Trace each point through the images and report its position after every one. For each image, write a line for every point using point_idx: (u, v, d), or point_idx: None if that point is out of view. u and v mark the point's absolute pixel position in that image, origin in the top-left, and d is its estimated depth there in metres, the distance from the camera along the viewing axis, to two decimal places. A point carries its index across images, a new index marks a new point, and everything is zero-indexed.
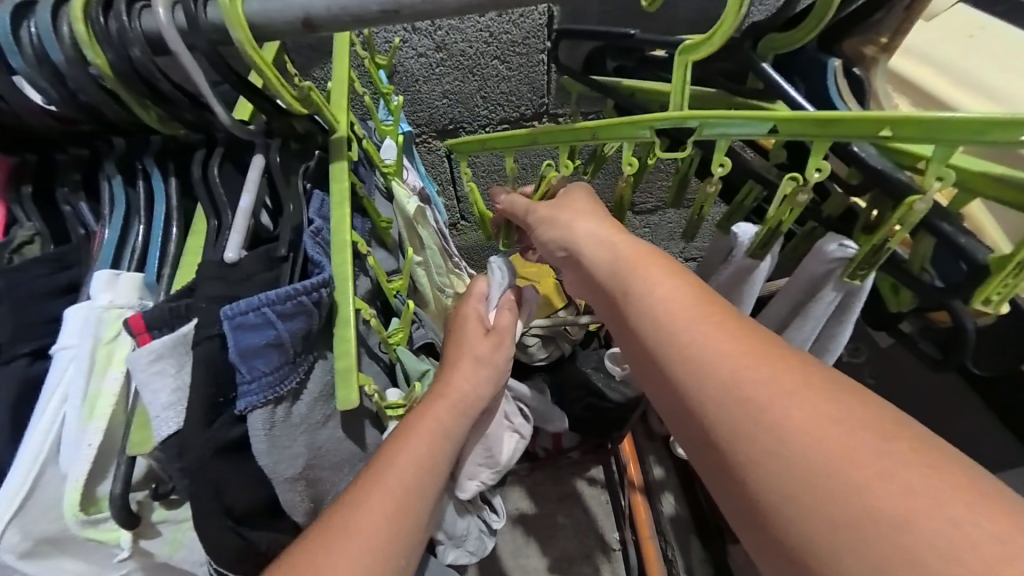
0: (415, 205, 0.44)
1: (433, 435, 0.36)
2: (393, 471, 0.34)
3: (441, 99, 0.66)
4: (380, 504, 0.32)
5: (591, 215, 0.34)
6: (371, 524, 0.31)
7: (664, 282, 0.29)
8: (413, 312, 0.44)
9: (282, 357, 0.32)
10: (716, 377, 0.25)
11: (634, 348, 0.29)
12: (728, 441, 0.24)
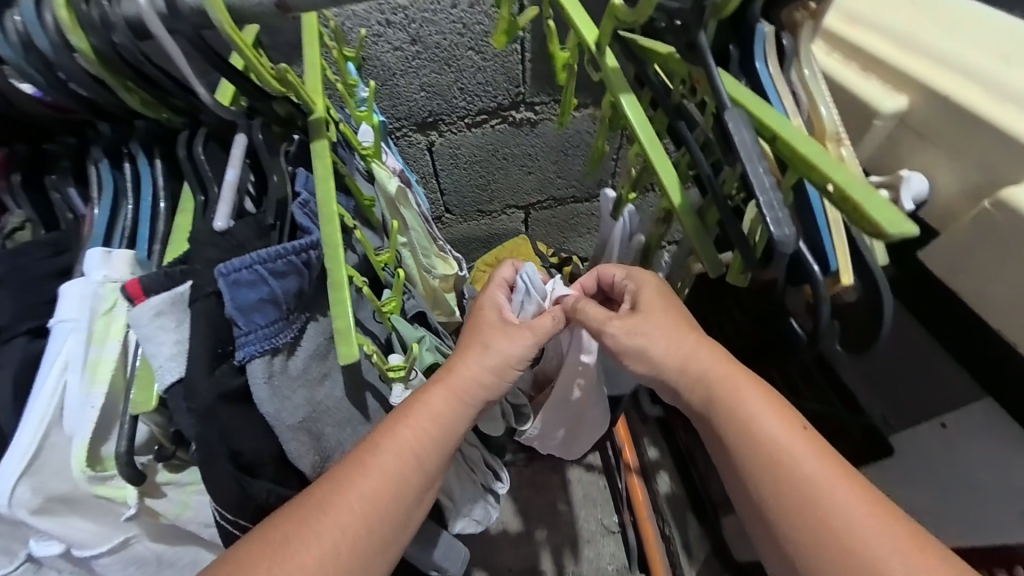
0: (397, 186, 0.52)
1: (426, 422, 0.36)
2: (385, 451, 0.34)
3: (419, 91, 0.93)
4: (366, 491, 0.33)
5: (669, 329, 0.42)
6: (351, 508, 0.32)
7: (758, 405, 0.37)
8: (404, 280, 0.45)
9: (278, 312, 0.30)
10: (796, 493, 0.34)
11: (730, 466, 0.37)
12: (799, 549, 0.33)
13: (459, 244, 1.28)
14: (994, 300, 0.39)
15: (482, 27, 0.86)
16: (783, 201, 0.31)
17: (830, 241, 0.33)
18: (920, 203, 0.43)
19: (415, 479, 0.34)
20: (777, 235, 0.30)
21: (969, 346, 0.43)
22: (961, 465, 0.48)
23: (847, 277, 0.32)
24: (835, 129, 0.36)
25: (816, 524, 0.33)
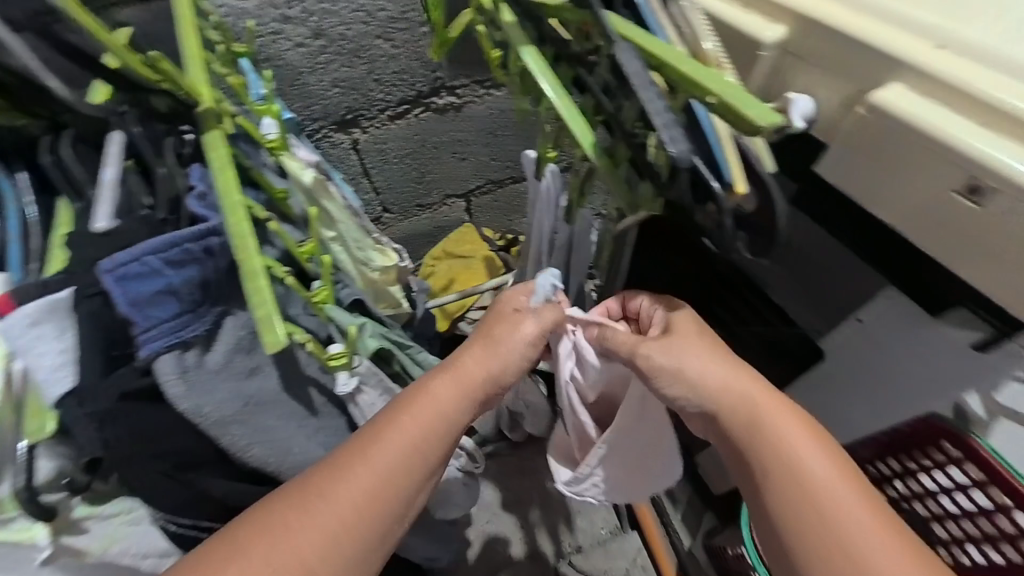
0: (312, 175, 0.50)
1: (425, 428, 0.39)
2: (384, 454, 0.37)
3: (332, 88, 0.89)
4: (362, 493, 0.35)
5: (709, 356, 0.45)
6: (352, 498, 0.35)
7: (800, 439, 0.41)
8: (332, 266, 0.42)
9: (182, 303, 0.32)
10: (826, 524, 0.38)
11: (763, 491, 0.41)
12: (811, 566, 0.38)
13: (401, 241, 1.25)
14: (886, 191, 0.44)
15: (386, 13, 0.84)
16: (674, 122, 0.34)
17: (722, 153, 0.36)
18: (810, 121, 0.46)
19: (411, 484, 0.37)
20: (672, 151, 0.33)
21: (875, 245, 0.48)
22: (878, 356, 0.54)
23: (741, 182, 0.35)
24: (718, 56, 0.39)
25: (834, 547, 0.38)
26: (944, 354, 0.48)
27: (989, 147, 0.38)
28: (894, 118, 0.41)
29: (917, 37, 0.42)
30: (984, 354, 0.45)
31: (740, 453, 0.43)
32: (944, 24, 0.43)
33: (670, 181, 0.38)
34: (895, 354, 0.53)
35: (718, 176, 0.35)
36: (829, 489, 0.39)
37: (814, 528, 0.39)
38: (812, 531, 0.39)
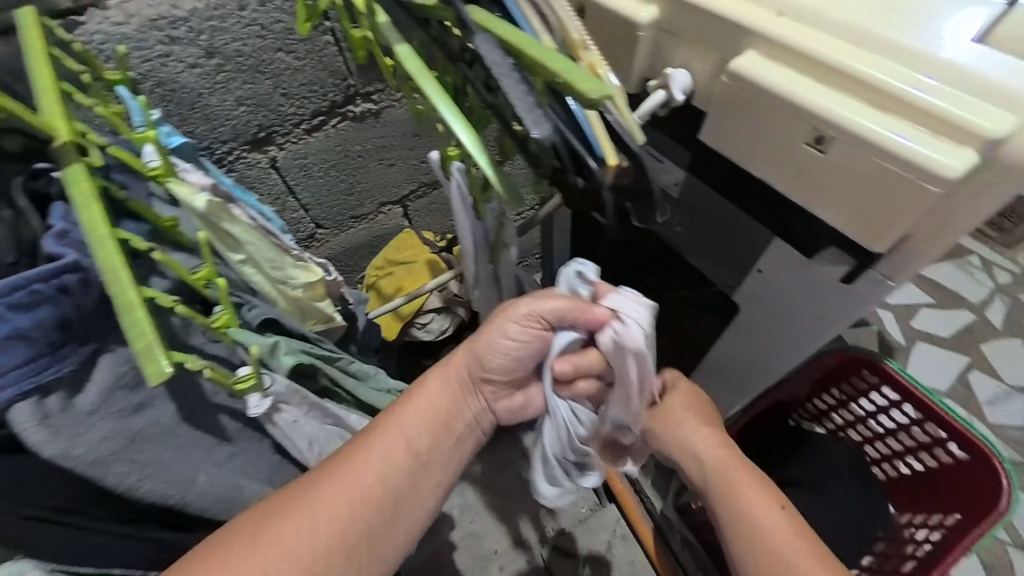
0: (205, 198, 0.48)
1: (424, 421, 0.53)
2: (386, 442, 0.51)
3: (238, 107, 0.86)
4: (373, 474, 0.49)
5: (690, 422, 0.63)
6: (328, 509, 0.46)
7: (756, 494, 0.55)
8: (229, 289, 0.41)
9: (32, 348, 0.34)
10: (766, 545, 0.51)
11: (729, 528, 0.55)
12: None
13: (340, 256, 1.22)
14: (757, 148, 0.49)
15: (283, 26, 0.81)
16: (540, 109, 0.35)
17: (593, 132, 0.38)
18: (688, 91, 0.54)
19: (410, 470, 0.51)
20: (537, 136, 0.35)
21: (757, 199, 0.55)
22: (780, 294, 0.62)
23: (614, 154, 0.38)
24: (583, 41, 0.42)
25: (769, 566, 0.50)
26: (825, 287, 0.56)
27: (832, 100, 0.42)
28: (754, 82, 0.46)
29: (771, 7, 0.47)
30: (848, 280, 0.53)
31: (710, 499, 0.58)
32: None
33: (553, 164, 0.39)
34: (790, 288, 0.60)
35: (592, 154, 0.38)
36: (763, 515, 0.53)
37: (751, 546, 0.52)
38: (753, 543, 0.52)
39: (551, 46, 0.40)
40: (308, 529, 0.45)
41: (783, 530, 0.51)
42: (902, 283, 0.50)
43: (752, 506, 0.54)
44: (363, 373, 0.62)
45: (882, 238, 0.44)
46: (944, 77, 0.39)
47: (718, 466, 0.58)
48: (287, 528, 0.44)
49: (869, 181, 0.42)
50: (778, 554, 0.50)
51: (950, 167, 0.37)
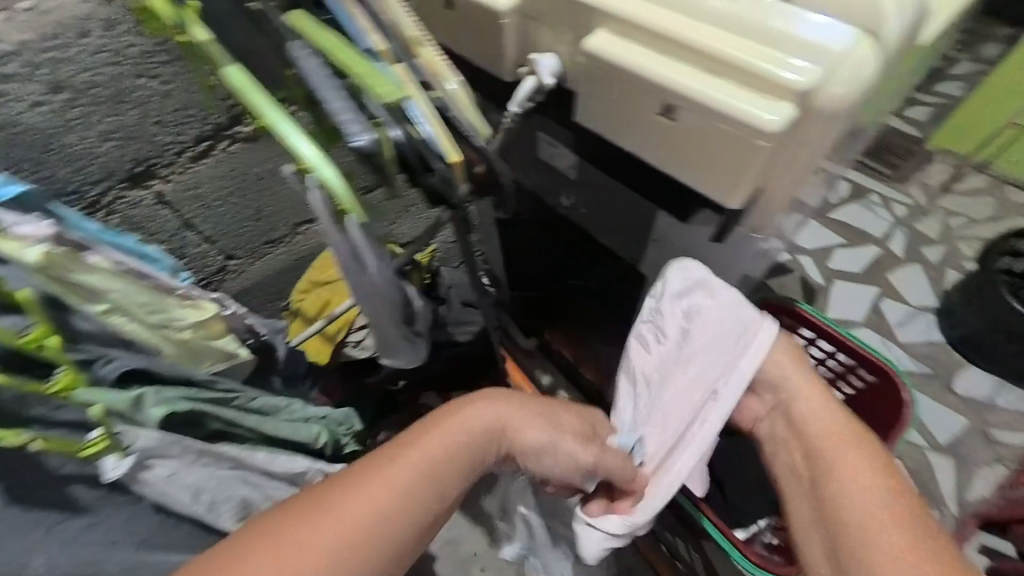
0: (41, 250, 0.46)
1: (455, 437, 0.52)
2: (408, 465, 0.47)
3: (105, 142, 0.79)
4: (399, 489, 0.45)
5: (806, 381, 0.65)
6: (326, 534, 0.40)
7: (856, 453, 0.57)
8: (63, 351, 0.45)
9: None
10: (856, 490, 0.54)
11: (820, 471, 0.58)
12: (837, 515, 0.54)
13: (251, 290, 1.11)
14: (623, 122, 0.51)
15: (138, 48, 0.74)
16: (363, 117, 0.39)
17: (423, 120, 0.39)
18: (556, 73, 0.56)
19: (435, 494, 0.47)
20: (361, 144, 0.38)
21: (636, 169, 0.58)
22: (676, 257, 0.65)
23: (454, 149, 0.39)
24: (419, 42, 0.43)
25: (851, 502, 0.54)
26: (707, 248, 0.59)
27: (668, 69, 0.44)
28: (606, 59, 0.48)
29: None
30: (719, 239, 0.57)
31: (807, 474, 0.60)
32: None
33: (402, 167, 0.41)
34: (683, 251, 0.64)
35: (428, 144, 0.38)
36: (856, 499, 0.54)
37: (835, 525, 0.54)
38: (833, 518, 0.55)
39: (382, 57, 0.41)
40: (318, 537, 0.40)
41: (875, 485, 0.54)
42: (765, 234, 0.54)
43: (856, 490, 0.54)
44: (272, 408, 0.65)
45: (733, 194, 0.46)
46: (762, 32, 0.41)
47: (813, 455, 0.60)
48: (298, 533, 0.40)
49: (710, 142, 0.44)
50: (865, 503, 0.53)
51: (766, 119, 0.39)
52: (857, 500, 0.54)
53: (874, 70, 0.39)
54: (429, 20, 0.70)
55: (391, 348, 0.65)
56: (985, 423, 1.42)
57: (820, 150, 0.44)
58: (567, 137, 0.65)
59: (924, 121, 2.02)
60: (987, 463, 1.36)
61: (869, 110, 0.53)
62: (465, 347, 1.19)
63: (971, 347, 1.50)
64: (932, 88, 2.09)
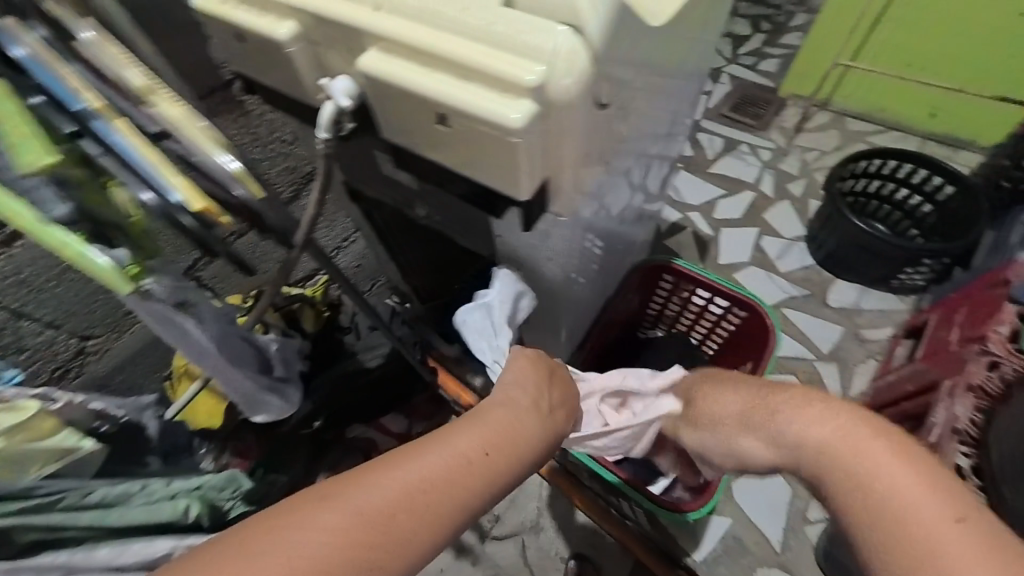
0: None
1: (483, 435, 0.57)
2: (412, 468, 0.50)
3: None
4: (431, 478, 0.50)
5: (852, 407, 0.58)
6: (318, 531, 0.44)
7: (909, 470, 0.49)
8: None
9: None
10: (896, 497, 0.47)
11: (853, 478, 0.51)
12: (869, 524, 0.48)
13: (123, 368, 1.02)
14: (413, 130, 0.53)
15: None
16: (62, 186, 0.44)
17: (156, 172, 0.44)
18: (354, 92, 0.57)
19: (463, 493, 0.51)
20: (61, 216, 0.44)
21: (449, 182, 0.61)
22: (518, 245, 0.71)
23: (198, 197, 0.44)
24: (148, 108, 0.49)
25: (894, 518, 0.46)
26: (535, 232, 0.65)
27: (430, 80, 0.46)
28: (379, 74, 0.49)
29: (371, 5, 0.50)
30: (526, 230, 0.61)
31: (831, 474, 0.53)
32: None
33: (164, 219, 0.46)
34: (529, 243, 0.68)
35: (168, 199, 0.43)
36: (906, 490, 0.47)
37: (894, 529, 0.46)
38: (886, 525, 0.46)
39: (104, 127, 0.45)
40: (356, 511, 0.45)
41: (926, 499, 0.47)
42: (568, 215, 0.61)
43: (899, 473, 0.49)
44: (121, 497, 0.74)
45: (516, 187, 0.50)
46: (496, 35, 0.43)
47: (843, 440, 0.54)
48: (321, 514, 0.45)
49: (482, 144, 0.47)
50: (908, 512, 0.46)
51: (510, 119, 0.42)
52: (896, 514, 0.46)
53: (595, 57, 0.42)
54: (236, 59, 0.69)
55: (254, 403, 0.83)
56: (856, 326, 1.64)
57: (581, 135, 0.48)
58: (389, 154, 0.66)
59: (775, 72, 2.25)
60: (862, 360, 1.58)
61: (637, 88, 0.60)
62: (377, 373, 1.17)
63: (836, 264, 1.71)
64: (775, 42, 2.34)
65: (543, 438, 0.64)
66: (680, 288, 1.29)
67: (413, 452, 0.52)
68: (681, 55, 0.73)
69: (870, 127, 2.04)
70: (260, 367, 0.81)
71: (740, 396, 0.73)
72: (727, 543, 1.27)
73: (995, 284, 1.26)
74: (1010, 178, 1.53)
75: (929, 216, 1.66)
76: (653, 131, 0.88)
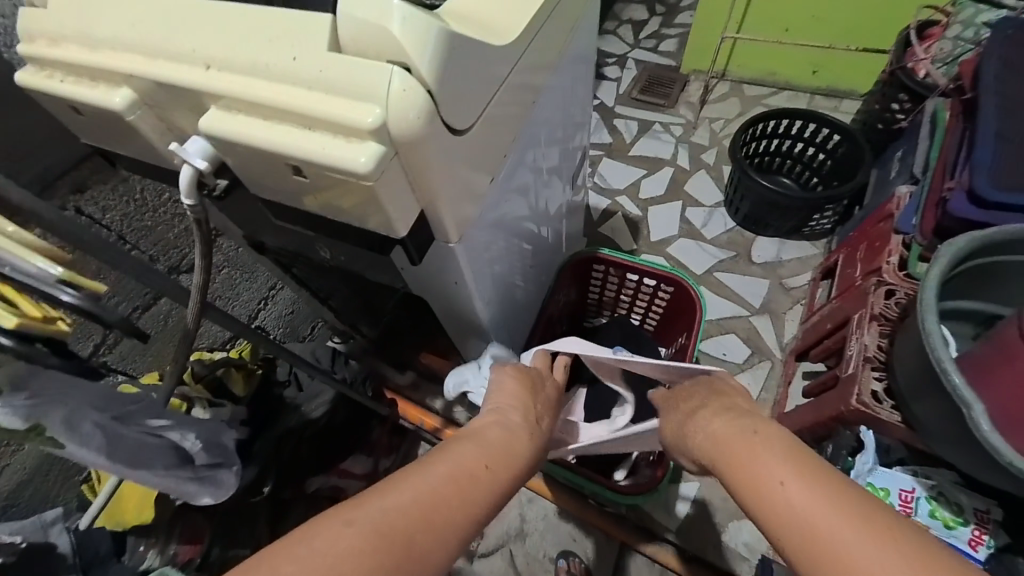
0: None
1: (486, 452, 0.62)
2: (433, 478, 0.53)
3: None
4: (444, 490, 0.53)
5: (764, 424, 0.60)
6: (345, 542, 0.43)
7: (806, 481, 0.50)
8: None
9: None
10: (796, 506, 0.48)
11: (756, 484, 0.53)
12: (775, 526, 0.49)
13: (28, 482, 0.91)
14: (279, 182, 0.52)
15: None
16: None
17: None
18: (212, 152, 0.55)
19: (475, 506, 0.55)
20: None
21: (336, 228, 0.60)
22: (425, 273, 0.71)
23: (11, 316, 0.46)
24: None
25: (794, 525, 0.48)
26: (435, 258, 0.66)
27: (276, 133, 0.45)
28: (223, 133, 0.47)
29: (203, 63, 0.48)
30: (416, 263, 0.62)
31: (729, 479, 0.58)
32: (209, 41, 0.48)
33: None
34: (440, 265, 0.69)
35: None
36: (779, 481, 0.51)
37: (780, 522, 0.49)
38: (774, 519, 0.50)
39: None
40: (383, 520, 0.46)
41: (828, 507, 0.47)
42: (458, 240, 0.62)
43: (786, 488, 0.50)
44: None
45: (393, 227, 0.51)
46: (329, 82, 0.43)
47: (729, 447, 0.59)
48: (346, 525, 0.45)
49: (344, 189, 0.47)
50: (805, 520, 0.47)
51: (358, 163, 0.42)
52: (796, 520, 0.48)
53: (430, 92, 0.43)
54: (83, 131, 0.64)
55: (188, 492, 0.77)
56: (780, 277, 1.76)
57: (443, 165, 0.49)
58: (272, 206, 0.64)
59: (674, 51, 2.37)
60: (790, 307, 1.70)
61: (504, 105, 0.61)
62: (325, 420, 1.13)
63: (754, 223, 1.83)
64: (671, 23, 2.46)
65: (534, 455, 0.70)
66: (612, 275, 1.33)
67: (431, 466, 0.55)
68: (552, 62, 0.75)
69: (765, 91, 2.19)
70: (178, 460, 0.74)
71: (671, 415, 0.78)
72: (698, 506, 1.33)
73: (881, 219, 1.40)
74: (882, 120, 1.66)
75: (824, 163, 1.79)
76: (547, 135, 0.90)
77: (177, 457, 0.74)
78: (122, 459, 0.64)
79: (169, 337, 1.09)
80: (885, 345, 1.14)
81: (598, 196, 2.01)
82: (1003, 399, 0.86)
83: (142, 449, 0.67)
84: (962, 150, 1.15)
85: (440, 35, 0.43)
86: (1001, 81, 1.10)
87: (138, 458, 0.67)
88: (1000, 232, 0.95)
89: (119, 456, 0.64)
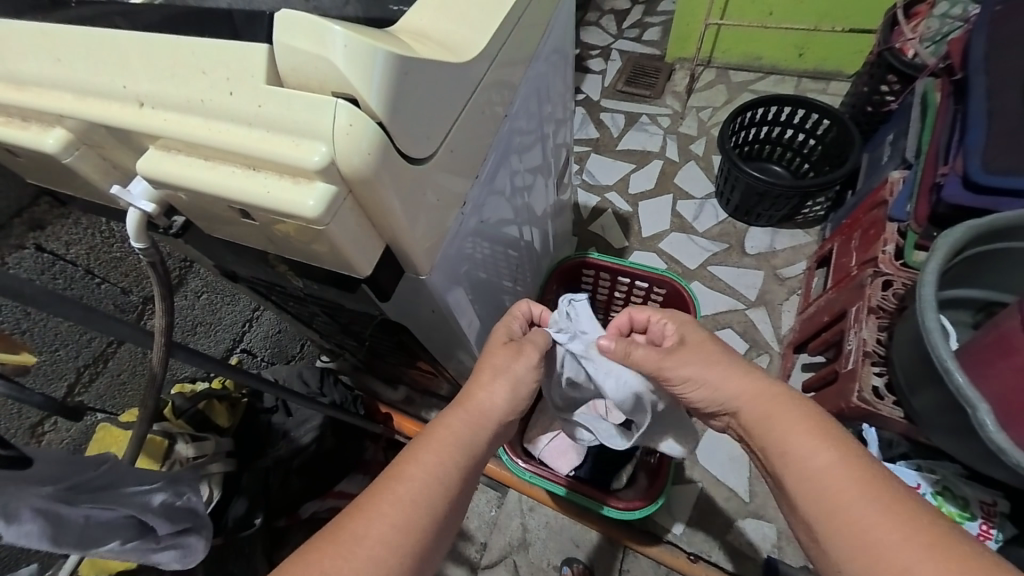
0: None
1: (461, 428, 0.63)
2: (413, 478, 0.56)
3: None
4: (426, 482, 0.56)
5: (820, 416, 0.61)
6: (345, 556, 0.49)
7: (870, 487, 0.52)
8: None
9: None
10: (851, 501, 0.52)
11: (814, 475, 0.56)
12: (819, 511, 0.54)
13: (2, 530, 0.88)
14: (235, 222, 0.50)
15: None
16: None
17: None
18: (158, 197, 0.52)
19: (462, 476, 0.60)
20: None
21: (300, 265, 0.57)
22: (396, 301, 0.68)
23: None
24: None
25: (840, 515, 0.52)
26: (405, 285, 0.62)
27: (217, 175, 0.42)
28: (164, 181, 0.44)
29: (129, 102, 0.44)
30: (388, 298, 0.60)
31: (763, 439, 0.63)
32: (131, 77, 0.43)
33: None
34: (415, 292, 0.65)
35: None
36: (825, 459, 0.56)
37: (809, 492, 0.55)
38: (810, 495, 0.55)
39: None
40: (374, 533, 0.51)
41: (882, 510, 0.50)
42: (430, 271, 0.60)
43: (852, 486, 0.53)
44: None
45: (356, 265, 0.48)
46: (269, 118, 0.39)
47: (794, 427, 0.60)
48: (347, 539, 0.50)
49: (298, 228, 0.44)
50: (858, 515, 0.51)
51: (307, 207, 0.39)
52: (847, 515, 0.52)
53: (381, 124, 0.40)
54: (22, 169, 0.60)
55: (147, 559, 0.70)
56: (774, 267, 1.73)
57: (402, 198, 0.45)
58: (234, 242, 0.61)
59: (658, 40, 2.31)
60: (786, 297, 1.67)
61: (470, 120, 0.57)
62: (314, 447, 1.11)
63: (744, 213, 1.80)
64: (654, 11, 2.41)
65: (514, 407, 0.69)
66: (602, 278, 1.30)
67: (413, 457, 0.58)
68: (522, 67, 0.70)
69: (752, 76, 2.15)
70: (138, 531, 0.68)
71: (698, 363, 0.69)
72: (700, 506, 1.32)
73: (875, 205, 1.36)
74: (871, 104, 1.62)
75: (814, 149, 1.75)
76: (522, 140, 0.86)
77: (135, 529, 0.67)
78: (70, 544, 0.58)
79: (135, 368, 1.05)
80: (884, 338, 1.11)
81: (586, 193, 1.97)
82: (1003, 392, 0.84)
83: (92, 530, 0.61)
84: (953, 132, 1.11)
85: (388, 61, 0.39)
86: (990, 60, 1.06)
87: (92, 539, 0.61)
88: (996, 221, 0.92)
89: (67, 540, 0.57)
